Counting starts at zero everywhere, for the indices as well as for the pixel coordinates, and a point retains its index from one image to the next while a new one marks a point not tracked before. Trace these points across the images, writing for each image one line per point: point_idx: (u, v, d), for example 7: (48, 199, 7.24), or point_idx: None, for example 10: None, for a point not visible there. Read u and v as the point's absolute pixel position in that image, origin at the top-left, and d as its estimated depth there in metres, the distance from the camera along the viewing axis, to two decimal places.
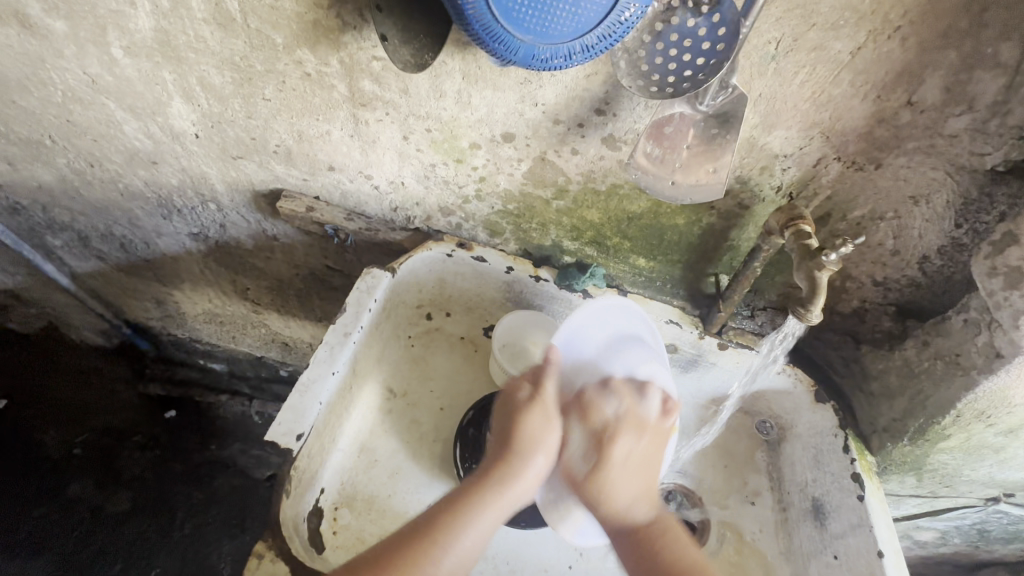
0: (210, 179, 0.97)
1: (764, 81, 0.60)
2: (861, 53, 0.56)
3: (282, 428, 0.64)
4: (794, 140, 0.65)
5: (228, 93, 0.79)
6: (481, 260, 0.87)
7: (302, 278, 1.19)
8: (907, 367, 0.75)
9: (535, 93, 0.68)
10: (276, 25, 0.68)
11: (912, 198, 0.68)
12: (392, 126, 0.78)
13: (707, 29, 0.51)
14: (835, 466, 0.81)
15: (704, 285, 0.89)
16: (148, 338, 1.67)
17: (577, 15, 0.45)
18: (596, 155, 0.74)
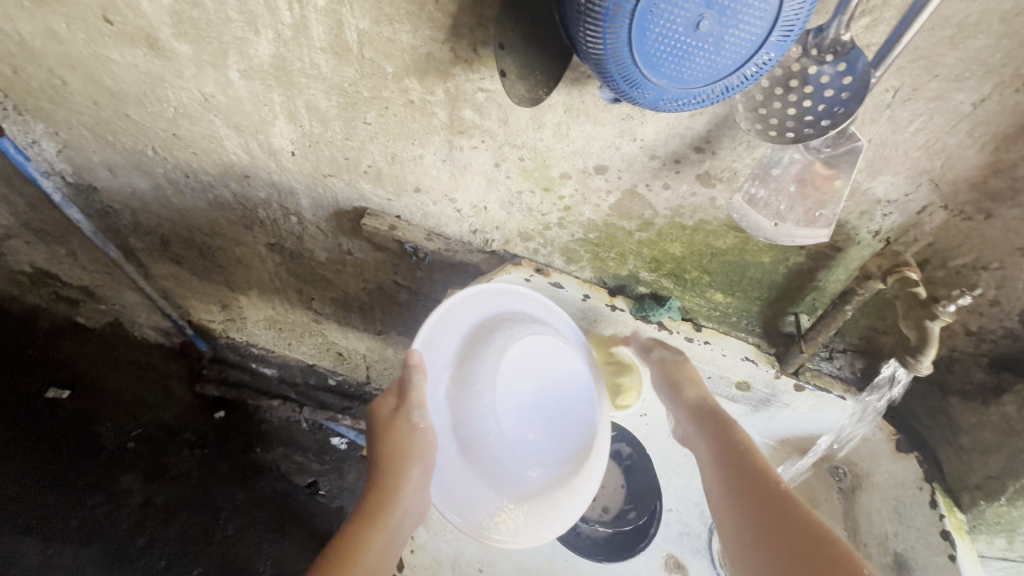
0: (297, 194, 1.02)
1: (877, 128, 0.60)
2: (984, 104, 0.56)
3: None
4: (900, 186, 0.65)
5: (331, 116, 0.83)
6: (558, 287, 0.91)
7: (368, 291, 1.22)
8: (1007, 424, 0.73)
9: (635, 129, 0.69)
10: (389, 55, 0.72)
11: (1020, 250, 0.65)
12: (485, 153, 0.80)
13: (832, 76, 0.52)
14: (922, 521, 0.78)
15: (781, 323, 0.88)
16: (206, 340, 1.71)
17: (715, 63, 0.46)
18: (688, 191, 0.75)
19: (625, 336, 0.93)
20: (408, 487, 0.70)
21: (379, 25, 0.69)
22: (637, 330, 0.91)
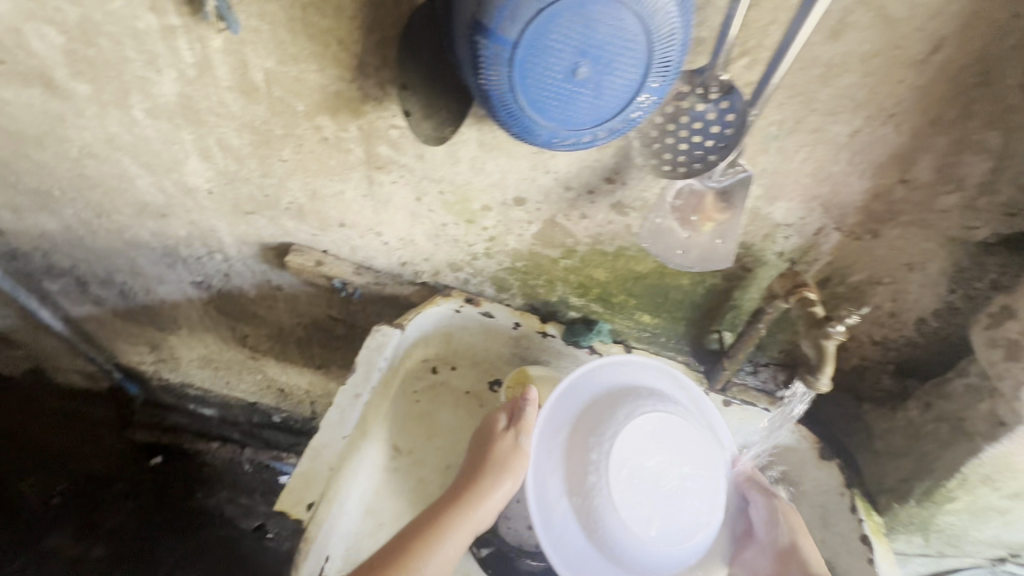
0: (219, 232, 0.98)
1: (768, 157, 0.64)
2: (857, 136, 0.60)
3: (293, 495, 0.61)
4: (795, 211, 0.69)
5: (245, 153, 0.81)
6: (489, 316, 0.88)
7: (303, 326, 1.18)
8: (912, 428, 0.76)
9: (547, 162, 0.71)
10: (298, 94, 0.71)
11: (907, 266, 0.71)
12: (406, 187, 0.80)
13: (716, 113, 0.54)
14: (845, 526, 0.80)
15: (707, 340, 0.90)
16: (138, 382, 1.54)
17: (599, 106, 0.48)
18: (604, 220, 0.77)
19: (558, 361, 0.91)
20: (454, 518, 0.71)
21: (285, 65, 0.68)
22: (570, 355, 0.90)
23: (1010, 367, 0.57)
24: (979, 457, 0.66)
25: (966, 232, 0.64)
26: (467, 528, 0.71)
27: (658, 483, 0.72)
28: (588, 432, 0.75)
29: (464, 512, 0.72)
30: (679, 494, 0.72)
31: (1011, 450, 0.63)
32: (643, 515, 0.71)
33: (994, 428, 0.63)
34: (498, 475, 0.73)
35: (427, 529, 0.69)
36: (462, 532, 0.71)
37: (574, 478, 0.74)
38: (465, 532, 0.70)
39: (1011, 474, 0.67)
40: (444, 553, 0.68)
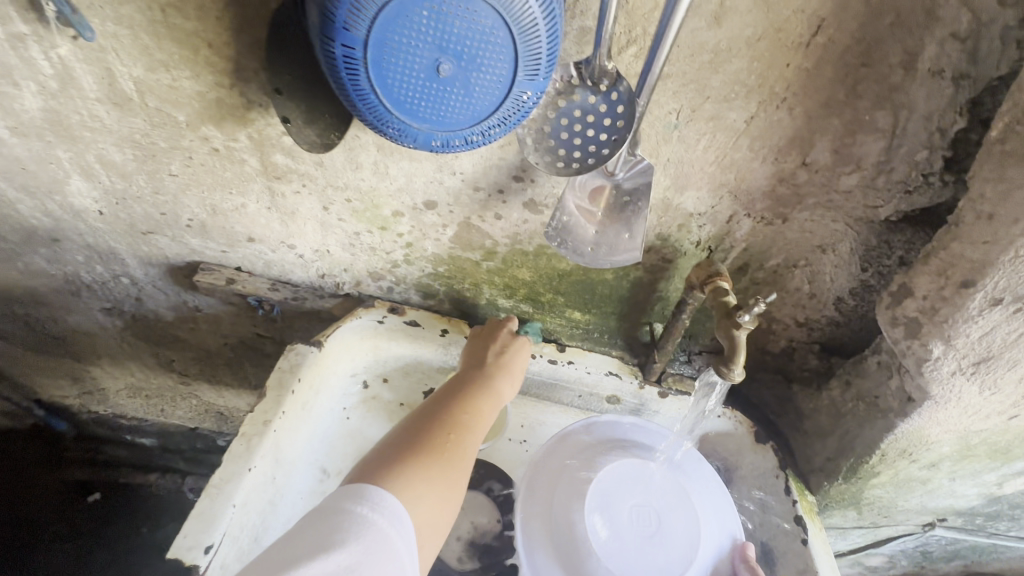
0: (120, 255, 0.91)
1: (671, 147, 0.62)
2: (754, 121, 0.59)
3: (188, 540, 0.57)
4: (705, 200, 0.68)
5: (131, 170, 0.75)
6: (414, 324, 0.86)
7: (230, 346, 1.12)
8: (835, 408, 0.76)
9: (452, 163, 0.68)
10: (177, 103, 0.65)
11: (819, 248, 0.71)
12: (311, 197, 0.76)
13: (606, 105, 0.52)
14: (779, 509, 0.79)
15: (639, 333, 0.89)
16: (66, 418, 1.39)
17: (472, 104, 0.45)
18: (519, 219, 0.74)
19: None
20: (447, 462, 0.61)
21: (155, 72, 0.62)
22: None
23: (913, 344, 0.57)
24: (895, 432, 0.66)
25: (870, 211, 0.64)
26: (477, 429, 0.67)
27: (645, 524, 0.67)
28: (580, 467, 0.71)
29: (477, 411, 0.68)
30: (664, 536, 0.67)
31: (923, 424, 0.64)
32: (626, 556, 0.65)
33: (905, 404, 0.64)
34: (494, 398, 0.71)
35: (440, 427, 0.64)
36: (477, 427, 0.67)
37: (562, 517, 0.68)
38: (477, 428, 0.67)
39: (927, 446, 0.67)
40: (467, 445, 0.64)
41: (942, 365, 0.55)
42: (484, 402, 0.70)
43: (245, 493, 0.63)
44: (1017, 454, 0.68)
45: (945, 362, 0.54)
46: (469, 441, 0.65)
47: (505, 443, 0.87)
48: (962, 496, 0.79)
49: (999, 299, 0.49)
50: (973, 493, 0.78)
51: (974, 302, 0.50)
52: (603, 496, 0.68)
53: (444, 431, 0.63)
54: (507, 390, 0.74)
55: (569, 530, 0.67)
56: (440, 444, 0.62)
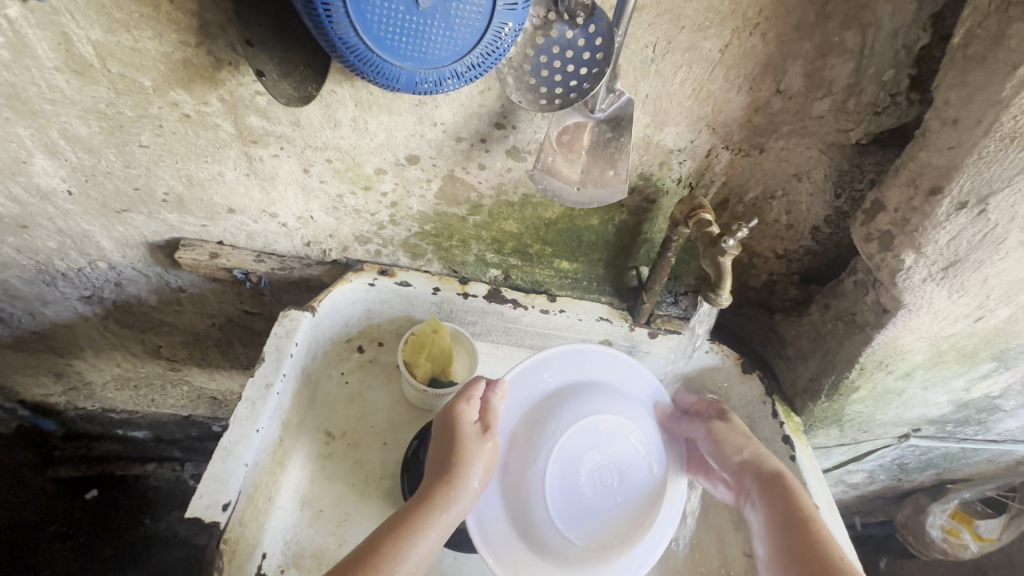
0: (95, 237, 0.88)
1: (649, 83, 0.63)
2: (729, 49, 0.60)
3: (204, 500, 0.58)
4: (684, 135, 0.69)
5: (99, 143, 0.72)
6: (406, 285, 0.85)
7: (219, 326, 1.10)
8: (816, 330, 0.80)
9: (432, 113, 0.68)
10: (140, 67, 0.63)
11: (795, 176, 0.73)
12: (290, 160, 0.74)
13: (585, 39, 0.52)
14: (769, 431, 0.83)
15: (626, 278, 0.90)
16: (54, 418, 1.32)
17: (454, 38, 0.45)
18: (503, 168, 0.74)
19: (485, 320, 0.89)
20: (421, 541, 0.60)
21: (115, 34, 0.60)
22: (494, 313, 0.88)
23: (887, 257, 0.60)
24: (873, 345, 0.70)
25: (842, 135, 0.66)
26: (442, 523, 0.62)
27: (606, 480, 0.69)
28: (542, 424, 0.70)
29: (436, 498, 0.63)
30: (619, 490, 0.70)
31: (897, 334, 0.68)
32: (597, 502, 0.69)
33: (880, 316, 0.68)
34: (468, 470, 0.64)
35: (408, 516, 0.61)
36: (435, 514, 0.62)
37: (518, 471, 0.69)
38: (439, 521, 0.62)
39: (902, 356, 0.72)
40: (422, 544, 0.60)
41: (915, 273, 0.58)
42: (445, 487, 0.63)
43: (256, 452, 0.64)
44: (982, 357, 0.73)
45: (917, 270, 0.58)
46: (427, 537, 0.60)
47: None
48: (934, 404, 0.85)
49: (964, 202, 0.52)
50: (943, 401, 0.84)
51: (942, 208, 0.53)
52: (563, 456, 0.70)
53: (404, 523, 0.61)
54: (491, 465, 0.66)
55: (521, 491, 0.68)
56: (391, 540, 0.59)
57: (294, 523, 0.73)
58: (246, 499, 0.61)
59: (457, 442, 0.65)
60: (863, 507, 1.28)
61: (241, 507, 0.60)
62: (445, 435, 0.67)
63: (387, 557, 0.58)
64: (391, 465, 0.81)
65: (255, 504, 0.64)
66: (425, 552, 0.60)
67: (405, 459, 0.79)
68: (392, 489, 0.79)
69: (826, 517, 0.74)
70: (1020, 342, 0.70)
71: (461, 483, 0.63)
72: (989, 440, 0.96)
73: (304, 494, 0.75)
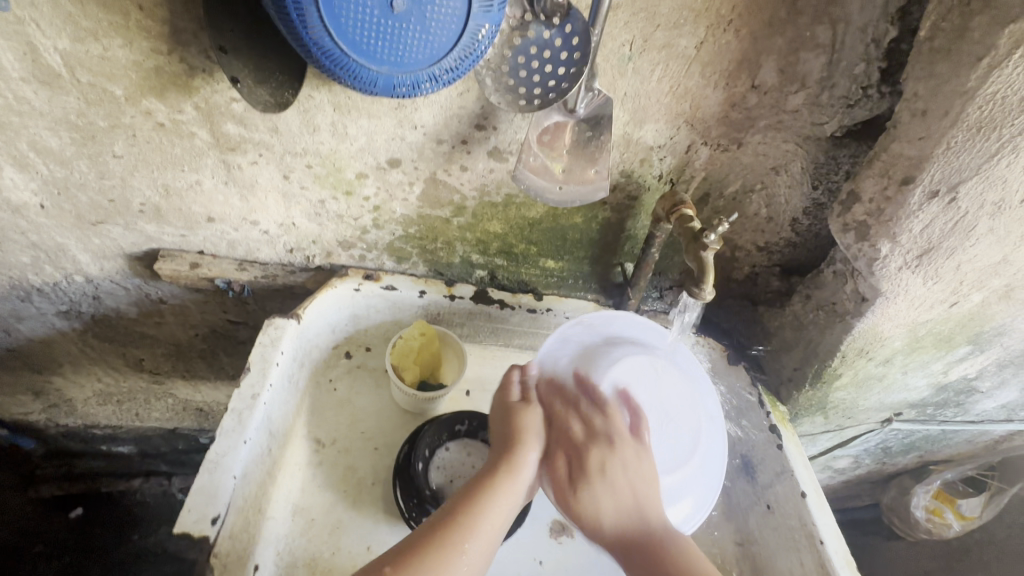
0: (70, 251, 0.86)
1: (627, 81, 0.63)
2: (704, 46, 0.61)
3: (193, 514, 0.57)
4: (663, 132, 0.70)
5: (71, 155, 0.71)
6: (392, 289, 0.85)
7: (202, 337, 1.09)
8: (798, 320, 0.81)
9: (412, 116, 0.67)
10: (111, 76, 0.62)
11: (773, 169, 0.74)
12: (269, 166, 0.73)
13: (561, 39, 0.52)
14: (756, 421, 0.85)
15: (612, 274, 0.91)
16: (34, 436, 1.28)
17: (430, 41, 0.45)
18: (485, 169, 0.74)
19: (473, 321, 0.89)
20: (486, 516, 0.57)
21: (84, 43, 0.59)
22: (482, 313, 0.88)
23: (863, 247, 0.61)
24: (853, 333, 0.71)
25: (817, 128, 0.67)
26: (507, 498, 0.59)
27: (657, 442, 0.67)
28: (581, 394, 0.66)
29: (500, 480, 0.60)
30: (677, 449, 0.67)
31: (876, 321, 0.69)
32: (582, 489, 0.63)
33: (859, 305, 0.69)
34: (528, 441, 0.62)
35: (473, 496, 0.59)
36: (502, 495, 0.59)
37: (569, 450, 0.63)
38: (505, 501, 0.59)
39: (882, 342, 0.73)
40: (489, 525, 0.57)
41: (890, 263, 0.59)
42: (508, 467, 0.60)
43: (244, 463, 0.63)
44: (959, 340, 0.75)
45: (892, 259, 0.59)
46: (494, 519, 0.58)
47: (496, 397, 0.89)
48: (914, 388, 0.86)
49: (935, 192, 0.53)
50: (923, 384, 0.86)
51: (914, 198, 0.54)
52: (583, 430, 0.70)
53: (469, 503, 0.58)
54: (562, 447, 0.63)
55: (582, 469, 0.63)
56: (461, 520, 0.56)
57: (287, 533, 0.72)
58: (236, 512, 0.60)
59: (523, 426, 0.63)
60: (849, 492, 1.30)
61: (230, 521, 0.59)
62: (500, 420, 0.65)
63: (456, 539, 0.55)
64: (382, 470, 0.81)
65: (245, 515, 0.64)
66: (493, 533, 0.58)
67: (396, 463, 0.78)
68: (384, 494, 0.79)
69: (813, 504, 0.75)
70: (993, 325, 0.72)
71: (526, 463, 0.61)
72: (968, 421, 0.99)
73: (295, 504, 0.75)
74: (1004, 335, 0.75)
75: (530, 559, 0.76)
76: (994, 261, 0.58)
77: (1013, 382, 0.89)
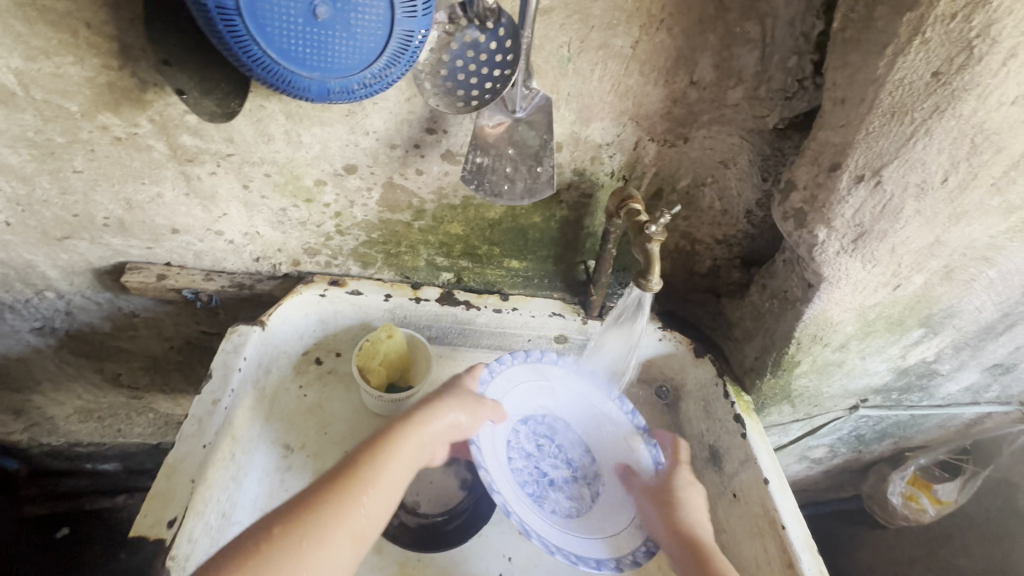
0: (39, 267, 0.87)
1: (569, 81, 0.65)
2: (640, 45, 0.63)
3: (149, 518, 0.58)
4: (610, 129, 0.71)
5: (31, 171, 0.72)
6: (358, 294, 0.87)
7: (178, 349, 1.10)
8: (757, 310, 0.83)
9: (363, 122, 0.69)
10: (65, 93, 0.63)
11: (722, 163, 0.75)
12: (228, 176, 0.75)
13: (495, 42, 0.55)
14: (721, 412, 0.85)
15: (576, 272, 0.92)
16: (19, 456, 1.28)
17: (358, 47, 0.46)
18: (441, 172, 0.76)
19: (441, 323, 0.90)
20: (408, 450, 0.63)
21: (35, 61, 0.60)
22: (449, 315, 0.89)
23: (802, 234, 0.63)
24: (804, 319, 0.73)
25: (759, 121, 0.69)
26: (418, 437, 0.65)
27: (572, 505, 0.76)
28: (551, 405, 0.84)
29: (416, 421, 0.66)
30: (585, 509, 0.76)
31: (825, 307, 0.70)
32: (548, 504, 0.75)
33: (807, 291, 0.71)
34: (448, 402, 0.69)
35: (384, 440, 0.63)
36: (412, 432, 0.65)
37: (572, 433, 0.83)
38: (418, 436, 0.64)
39: (834, 328, 0.75)
40: (400, 454, 0.62)
41: (828, 248, 0.61)
42: (423, 415, 0.67)
43: (203, 468, 0.64)
44: (910, 323, 0.76)
45: (830, 244, 0.61)
46: (402, 456, 0.62)
47: None
48: (876, 373, 0.88)
49: (861, 175, 0.55)
50: (884, 369, 0.87)
51: (842, 183, 0.56)
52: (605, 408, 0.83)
53: (386, 437, 0.63)
54: (470, 404, 0.71)
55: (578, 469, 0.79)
56: (374, 452, 0.61)
57: None
58: (194, 516, 0.61)
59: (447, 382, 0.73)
60: (831, 482, 1.31)
61: (188, 527, 0.60)
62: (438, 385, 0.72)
63: (367, 465, 0.60)
64: None
65: (207, 520, 0.64)
66: (404, 464, 0.62)
67: None
68: None
69: (776, 490, 0.76)
70: (941, 307, 0.74)
71: (444, 413, 0.68)
72: (935, 405, 1.00)
73: (263, 509, 0.75)
74: (955, 316, 0.76)
75: (498, 557, 0.76)
76: (928, 242, 0.60)
77: (972, 364, 0.90)
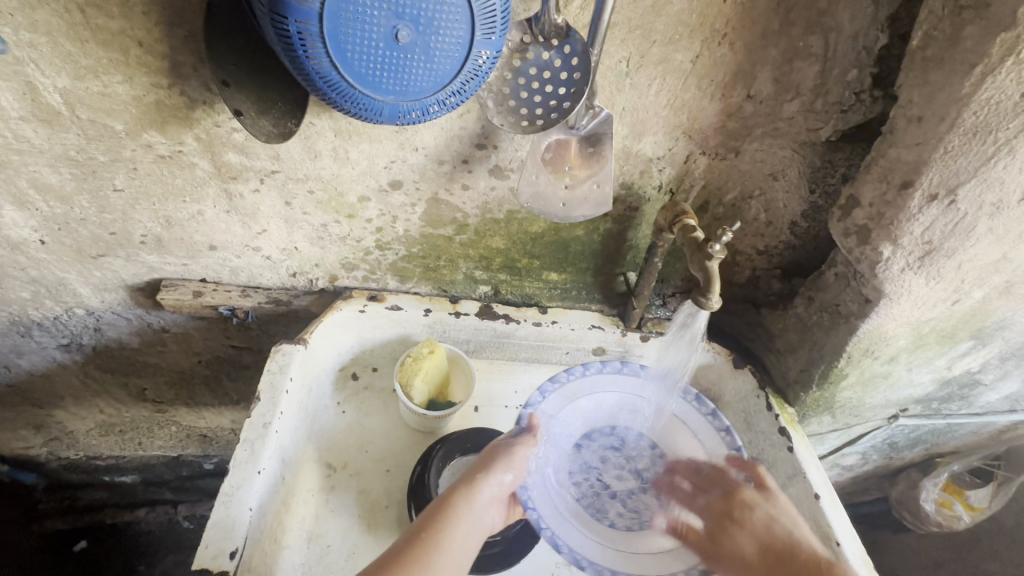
0: (71, 284, 0.85)
1: (625, 96, 0.64)
2: (700, 60, 0.62)
3: (211, 550, 0.57)
4: (662, 143, 0.70)
5: (71, 190, 0.70)
6: (396, 309, 0.85)
7: (205, 363, 1.08)
8: (801, 323, 0.81)
9: (413, 138, 0.68)
10: (111, 112, 0.62)
11: (771, 175, 0.74)
12: (271, 193, 0.73)
13: (561, 60, 0.53)
14: (765, 425, 0.84)
15: (615, 284, 0.91)
16: (36, 470, 1.23)
17: (434, 69, 0.45)
18: (487, 186, 0.75)
19: (478, 337, 0.89)
20: (457, 523, 0.60)
21: (83, 80, 0.59)
22: (487, 329, 0.88)
23: (865, 250, 0.63)
24: (857, 334, 0.72)
25: (813, 134, 0.68)
26: (466, 515, 0.62)
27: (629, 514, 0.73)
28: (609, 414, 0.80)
29: (457, 501, 0.62)
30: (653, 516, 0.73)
31: (881, 321, 0.70)
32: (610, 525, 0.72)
33: (863, 306, 0.70)
34: (493, 469, 0.65)
35: (433, 522, 0.60)
36: (460, 518, 0.61)
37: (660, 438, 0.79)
38: (460, 517, 0.61)
39: (886, 342, 0.74)
40: (447, 540, 0.59)
41: (894, 264, 0.61)
42: (467, 487, 0.63)
43: (259, 495, 0.62)
44: (961, 336, 0.76)
45: (895, 260, 0.61)
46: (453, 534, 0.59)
47: (504, 411, 0.89)
48: (919, 384, 0.87)
49: (934, 194, 0.56)
50: (928, 380, 0.86)
51: (914, 201, 0.57)
52: (684, 423, 0.77)
53: (429, 528, 0.59)
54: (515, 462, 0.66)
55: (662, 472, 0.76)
56: (422, 547, 0.57)
57: (303, 561, 0.72)
58: (252, 546, 0.60)
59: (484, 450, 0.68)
60: (859, 488, 1.30)
61: (246, 558, 0.59)
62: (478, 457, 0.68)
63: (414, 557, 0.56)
64: (395, 491, 0.80)
65: (260, 548, 0.63)
66: (459, 551, 0.59)
67: (409, 484, 0.78)
68: (398, 516, 0.78)
69: (828, 505, 0.74)
70: (995, 320, 0.73)
71: (485, 487, 0.64)
72: (973, 413, 0.99)
73: (310, 531, 0.74)
74: (1005, 329, 0.76)
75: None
76: (994, 259, 0.61)
77: (1015, 374, 0.90)
